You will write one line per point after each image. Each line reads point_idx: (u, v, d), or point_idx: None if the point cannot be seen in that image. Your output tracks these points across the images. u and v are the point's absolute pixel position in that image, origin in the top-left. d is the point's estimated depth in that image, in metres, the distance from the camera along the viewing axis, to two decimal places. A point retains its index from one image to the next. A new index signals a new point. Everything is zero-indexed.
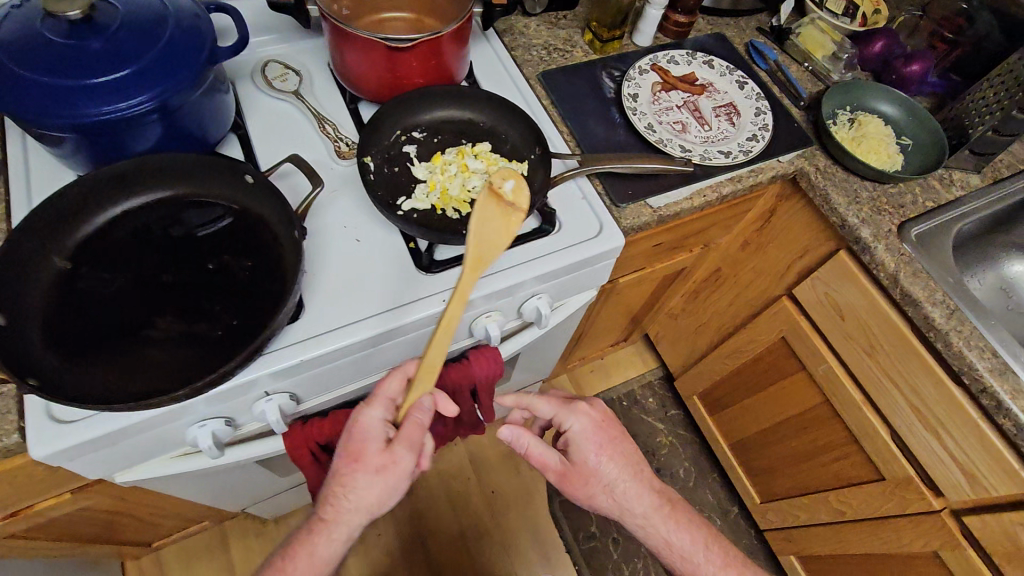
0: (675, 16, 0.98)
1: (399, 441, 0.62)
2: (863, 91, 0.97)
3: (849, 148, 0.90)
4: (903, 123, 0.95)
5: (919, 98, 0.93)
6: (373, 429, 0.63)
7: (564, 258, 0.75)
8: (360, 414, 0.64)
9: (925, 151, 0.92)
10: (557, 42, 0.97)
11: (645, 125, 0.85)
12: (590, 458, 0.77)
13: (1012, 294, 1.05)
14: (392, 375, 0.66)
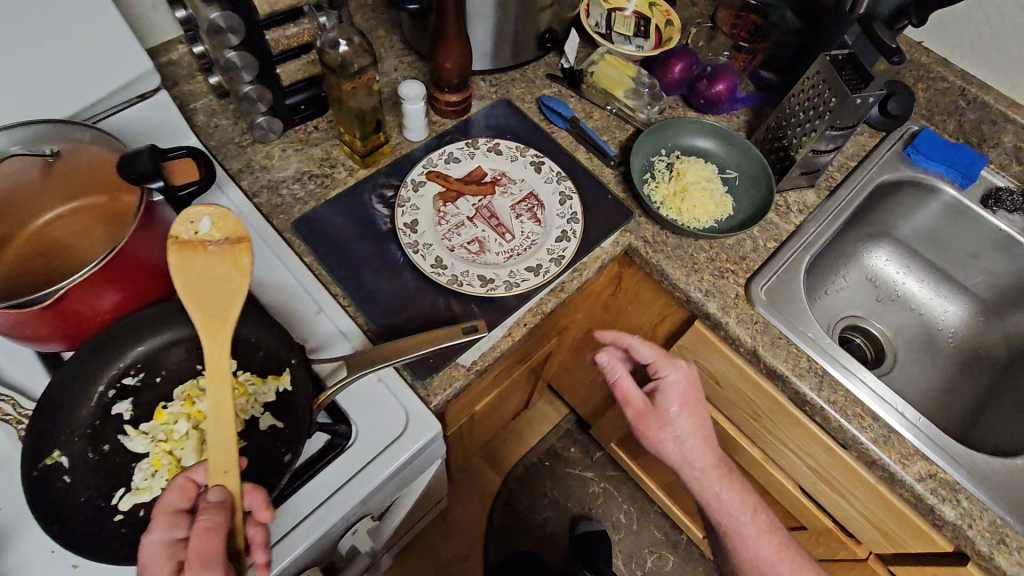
0: (444, 96, 0.82)
1: (189, 565, 0.43)
2: (675, 128, 0.86)
3: (671, 211, 0.79)
4: (725, 154, 0.85)
5: (734, 125, 0.83)
6: (160, 560, 0.44)
7: (368, 483, 0.59)
8: (139, 548, 0.45)
9: (756, 183, 0.82)
10: (313, 168, 0.79)
11: (433, 263, 0.69)
12: (670, 408, 0.71)
13: (877, 284, 0.99)
14: (170, 487, 0.48)
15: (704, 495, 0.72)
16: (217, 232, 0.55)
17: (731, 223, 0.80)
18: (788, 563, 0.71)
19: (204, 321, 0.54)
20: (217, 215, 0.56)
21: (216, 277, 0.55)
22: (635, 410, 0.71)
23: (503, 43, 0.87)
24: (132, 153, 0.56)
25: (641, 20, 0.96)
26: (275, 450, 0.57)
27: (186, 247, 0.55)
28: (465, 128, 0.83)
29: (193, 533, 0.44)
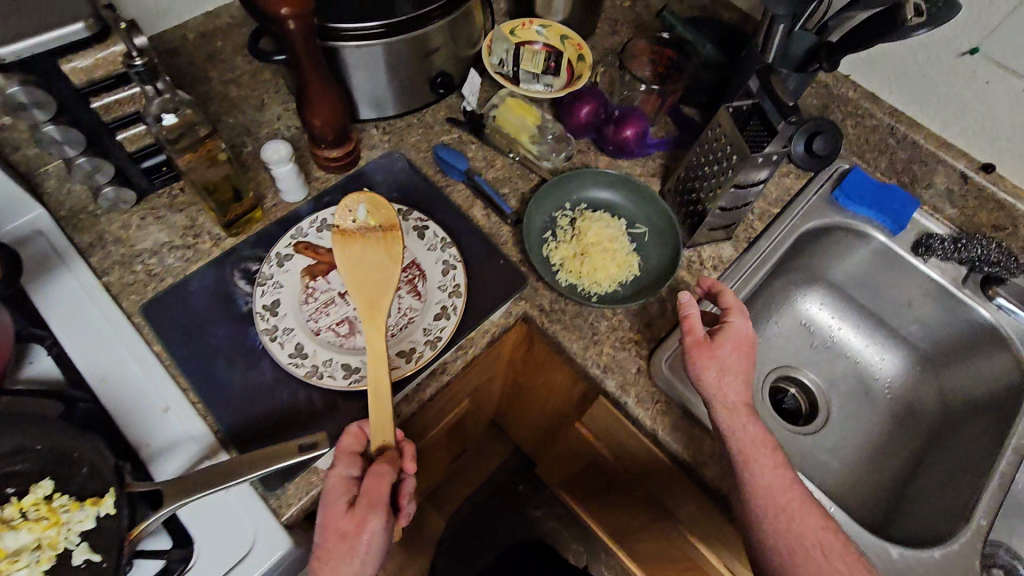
0: (324, 152, 0.75)
1: (360, 506, 0.50)
2: (580, 180, 0.79)
3: (570, 275, 0.73)
4: (634, 208, 0.79)
5: (641, 178, 0.77)
6: (339, 491, 0.52)
7: None
8: (334, 473, 0.53)
9: (665, 241, 0.76)
10: (175, 237, 0.72)
11: (293, 351, 0.63)
12: (722, 345, 0.64)
13: (811, 330, 0.93)
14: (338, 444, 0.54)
15: (737, 431, 0.60)
16: (373, 220, 0.65)
17: (636, 287, 0.74)
18: (799, 507, 0.57)
19: (364, 304, 0.62)
20: (370, 203, 0.66)
21: (374, 263, 0.64)
22: (691, 332, 0.65)
23: (390, 90, 0.80)
24: None
25: (552, 54, 0.89)
26: None
27: (342, 237, 0.64)
28: (348, 187, 0.77)
29: (368, 479, 0.51)
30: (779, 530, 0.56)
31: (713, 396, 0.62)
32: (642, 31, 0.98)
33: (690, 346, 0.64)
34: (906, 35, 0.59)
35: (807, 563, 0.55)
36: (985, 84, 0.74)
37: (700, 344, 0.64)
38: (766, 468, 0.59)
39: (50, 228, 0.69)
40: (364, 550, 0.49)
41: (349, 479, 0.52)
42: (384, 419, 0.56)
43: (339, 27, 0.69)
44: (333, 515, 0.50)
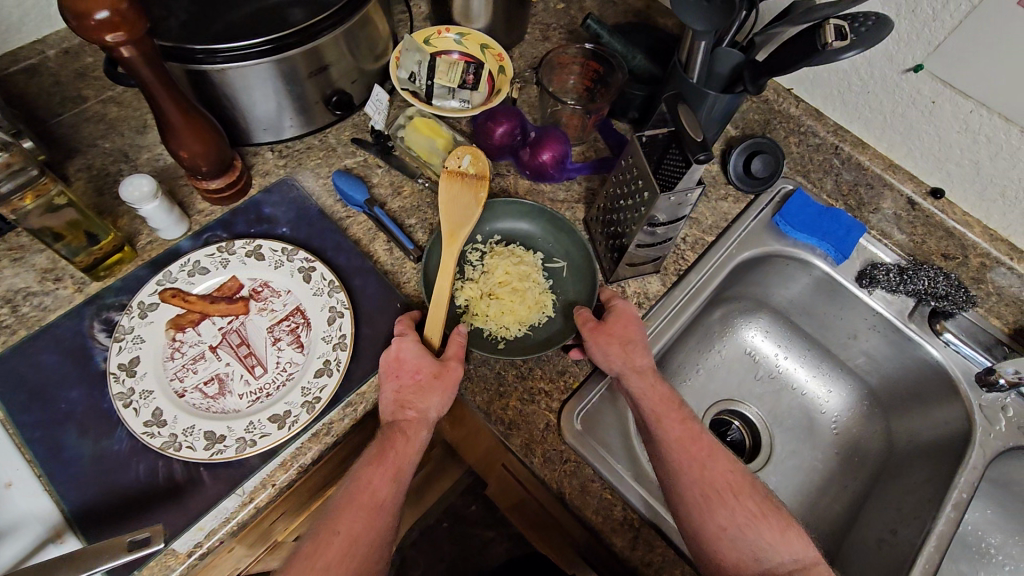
0: (204, 183, 0.68)
1: (452, 357, 0.59)
2: (492, 211, 0.73)
3: (476, 319, 0.67)
4: (551, 241, 0.73)
5: (556, 207, 0.71)
6: (416, 352, 0.58)
7: None
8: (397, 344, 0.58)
9: (582, 277, 0.70)
10: (32, 283, 0.65)
11: (149, 418, 0.56)
12: (618, 323, 0.61)
13: (754, 360, 0.87)
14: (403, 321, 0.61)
15: (645, 394, 0.57)
16: (472, 167, 0.66)
17: (547, 331, 0.67)
18: (709, 454, 0.56)
19: (448, 235, 0.64)
20: (474, 153, 0.66)
21: (464, 206, 0.65)
22: (584, 320, 0.61)
23: (282, 110, 0.72)
24: None
25: (470, 66, 0.82)
26: None
27: (453, 175, 0.65)
28: (235, 221, 0.70)
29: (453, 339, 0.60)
30: (695, 481, 0.54)
31: (619, 369, 0.59)
32: (574, 39, 0.91)
33: (589, 331, 0.60)
34: (830, 60, 0.55)
35: (724, 510, 0.52)
36: (931, 103, 0.69)
37: (598, 326, 0.60)
38: (675, 423, 0.57)
39: None
40: (432, 390, 0.56)
41: (418, 343, 0.59)
42: (438, 319, 0.60)
43: (212, 48, 0.60)
44: (404, 370, 0.57)
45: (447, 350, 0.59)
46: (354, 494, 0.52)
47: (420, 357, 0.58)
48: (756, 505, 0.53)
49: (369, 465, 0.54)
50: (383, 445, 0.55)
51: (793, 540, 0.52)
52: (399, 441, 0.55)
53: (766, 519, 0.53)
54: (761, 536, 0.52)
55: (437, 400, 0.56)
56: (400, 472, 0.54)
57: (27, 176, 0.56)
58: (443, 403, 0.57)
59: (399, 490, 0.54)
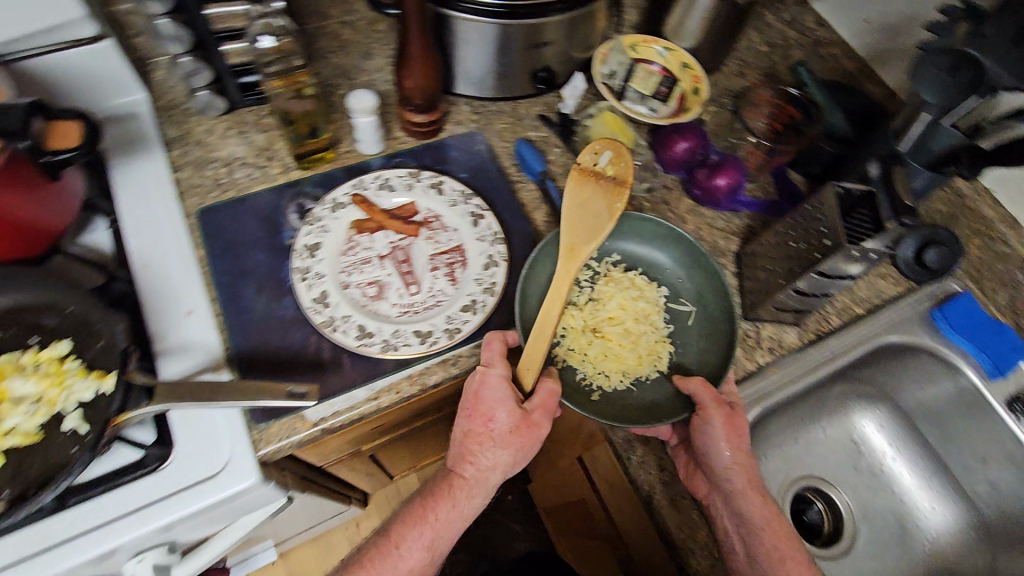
0: (410, 115, 0.74)
1: (539, 410, 0.59)
2: (621, 231, 0.72)
3: (580, 350, 0.65)
4: (680, 277, 0.70)
5: (696, 243, 0.67)
6: (499, 394, 0.59)
7: (170, 513, 0.54)
8: (483, 377, 0.59)
9: (709, 336, 0.66)
10: (249, 155, 0.74)
11: (317, 296, 0.62)
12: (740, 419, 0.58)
13: (859, 450, 0.83)
14: (493, 337, 0.60)
15: (760, 518, 0.56)
16: (611, 169, 0.65)
17: (651, 390, 0.65)
18: None
19: (568, 246, 0.63)
20: (616, 153, 0.65)
21: (594, 212, 0.64)
22: (715, 400, 0.57)
23: (493, 70, 0.78)
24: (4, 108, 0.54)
25: (667, 80, 0.85)
26: (65, 454, 0.52)
27: (590, 175, 0.65)
28: (424, 155, 0.76)
29: (543, 388, 0.59)
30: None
31: (737, 481, 0.56)
32: (772, 79, 0.91)
33: (721, 416, 0.57)
34: None
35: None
36: None
37: (730, 417, 0.57)
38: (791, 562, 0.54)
39: (143, 112, 0.74)
40: (503, 444, 0.59)
41: (505, 381, 0.59)
42: (536, 353, 0.59)
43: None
44: (479, 412, 0.59)
45: (534, 398, 0.59)
46: (383, 551, 0.61)
47: (498, 408, 0.59)
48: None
49: (405, 526, 0.62)
50: (430, 499, 0.62)
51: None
52: (446, 501, 0.62)
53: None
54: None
55: (505, 456, 0.60)
56: (457, 516, 0.62)
57: (288, 65, 0.65)
58: (516, 452, 0.60)
59: (431, 556, 0.61)
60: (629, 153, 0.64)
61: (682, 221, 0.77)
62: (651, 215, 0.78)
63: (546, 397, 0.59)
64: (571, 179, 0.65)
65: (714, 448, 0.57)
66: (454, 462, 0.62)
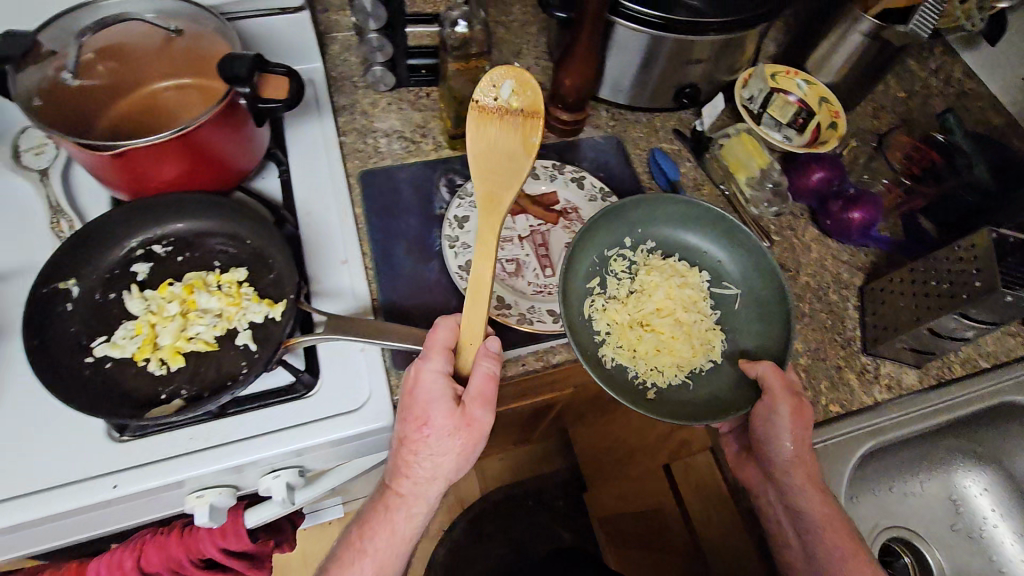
0: (557, 112, 0.79)
1: (474, 400, 0.54)
2: (656, 218, 0.72)
3: (632, 345, 0.65)
4: (722, 258, 0.71)
5: (736, 220, 0.68)
6: (437, 389, 0.55)
7: (313, 436, 0.59)
8: (419, 370, 0.55)
9: (761, 318, 0.67)
10: (406, 130, 0.79)
11: (462, 264, 0.67)
12: (804, 411, 0.61)
13: (958, 510, 0.80)
14: (444, 324, 0.57)
15: (813, 509, 0.62)
16: (515, 101, 0.62)
17: (709, 382, 0.65)
18: None
19: (486, 195, 0.62)
20: (517, 83, 0.63)
21: (505, 152, 0.63)
22: (785, 390, 0.59)
23: (640, 81, 0.81)
24: (232, 55, 0.60)
25: (802, 112, 0.86)
26: (235, 368, 0.58)
27: (484, 115, 0.63)
28: (564, 152, 0.81)
29: (478, 375, 0.55)
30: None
31: (796, 473, 0.62)
32: (909, 125, 0.90)
33: (794, 409, 0.60)
34: None
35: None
36: None
37: (799, 408, 0.60)
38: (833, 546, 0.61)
39: (320, 80, 0.80)
40: (444, 445, 0.55)
41: (443, 374, 0.55)
42: (477, 322, 0.57)
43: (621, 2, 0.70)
44: (416, 407, 0.55)
45: (470, 388, 0.55)
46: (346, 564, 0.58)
47: (432, 406, 0.54)
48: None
49: (365, 541, 0.59)
50: (378, 512, 0.59)
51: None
52: (391, 512, 0.58)
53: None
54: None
55: (447, 457, 0.56)
56: (397, 537, 0.59)
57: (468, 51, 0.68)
58: (460, 450, 0.56)
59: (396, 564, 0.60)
60: (532, 78, 0.62)
61: (807, 249, 0.78)
62: (776, 239, 0.79)
63: (483, 385, 0.55)
64: (471, 119, 0.63)
65: (777, 438, 0.61)
66: (393, 471, 0.58)
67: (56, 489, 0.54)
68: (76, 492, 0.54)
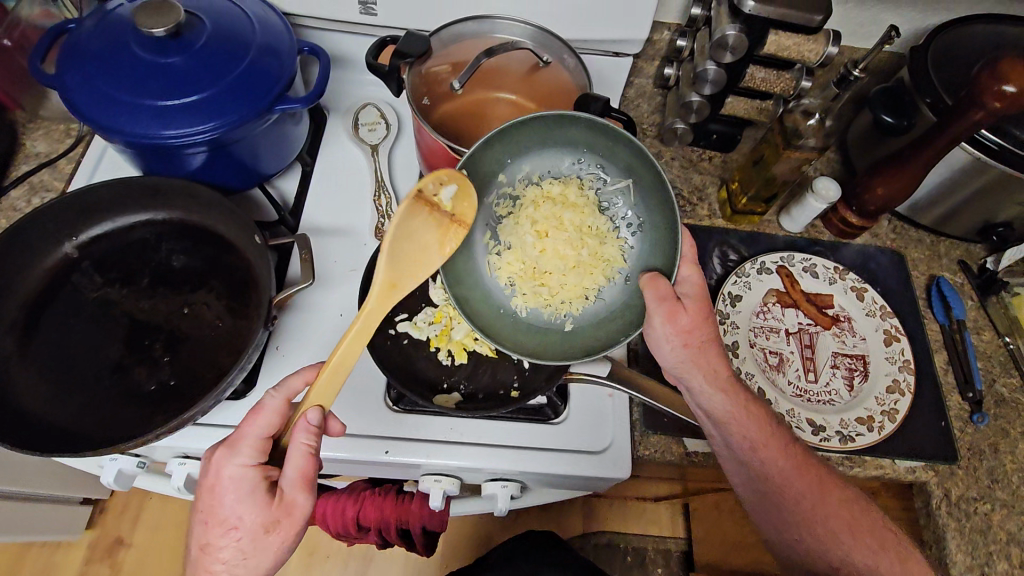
0: (846, 213, 0.76)
1: (292, 486, 0.50)
2: (515, 145, 0.62)
3: (532, 284, 0.63)
4: (599, 158, 0.62)
5: (592, 116, 0.57)
6: (248, 482, 0.50)
7: (557, 466, 0.61)
8: (218, 465, 0.50)
9: (655, 210, 0.61)
10: (684, 189, 0.80)
11: (729, 343, 0.67)
12: (688, 317, 0.58)
13: None
14: (258, 411, 0.52)
15: (725, 414, 0.57)
16: (454, 206, 0.58)
17: (617, 292, 0.63)
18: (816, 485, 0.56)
19: (387, 282, 0.57)
20: (464, 191, 0.57)
21: (420, 241, 0.57)
22: (659, 294, 0.57)
23: (946, 205, 0.76)
24: (590, 95, 0.63)
25: None
26: (509, 380, 0.63)
27: (424, 205, 0.57)
28: (839, 252, 0.77)
29: (293, 458, 0.50)
30: (800, 517, 0.55)
31: (692, 377, 0.59)
32: None
33: (667, 323, 0.58)
34: None
35: (835, 545, 0.54)
36: None
37: (672, 311, 0.57)
38: (759, 441, 0.57)
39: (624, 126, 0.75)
40: (252, 547, 0.49)
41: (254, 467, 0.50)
42: (331, 382, 0.53)
43: (982, 133, 0.65)
44: (222, 506, 0.49)
45: (292, 477, 0.50)
46: None
47: (238, 502, 0.49)
48: (870, 525, 0.55)
49: None
50: None
51: (880, 561, 0.53)
52: None
53: (859, 536, 0.54)
54: (852, 551, 0.53)
55: (266, 554, 0.50)
56: None
57: (802, 144, 0.65)
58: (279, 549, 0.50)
59: None
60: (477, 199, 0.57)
61: None
62: None
63: (302, 468, 0.50)
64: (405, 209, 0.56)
65: (660, 344, 0.59)
66: None
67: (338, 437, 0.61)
68: (353, 447, 0.60)
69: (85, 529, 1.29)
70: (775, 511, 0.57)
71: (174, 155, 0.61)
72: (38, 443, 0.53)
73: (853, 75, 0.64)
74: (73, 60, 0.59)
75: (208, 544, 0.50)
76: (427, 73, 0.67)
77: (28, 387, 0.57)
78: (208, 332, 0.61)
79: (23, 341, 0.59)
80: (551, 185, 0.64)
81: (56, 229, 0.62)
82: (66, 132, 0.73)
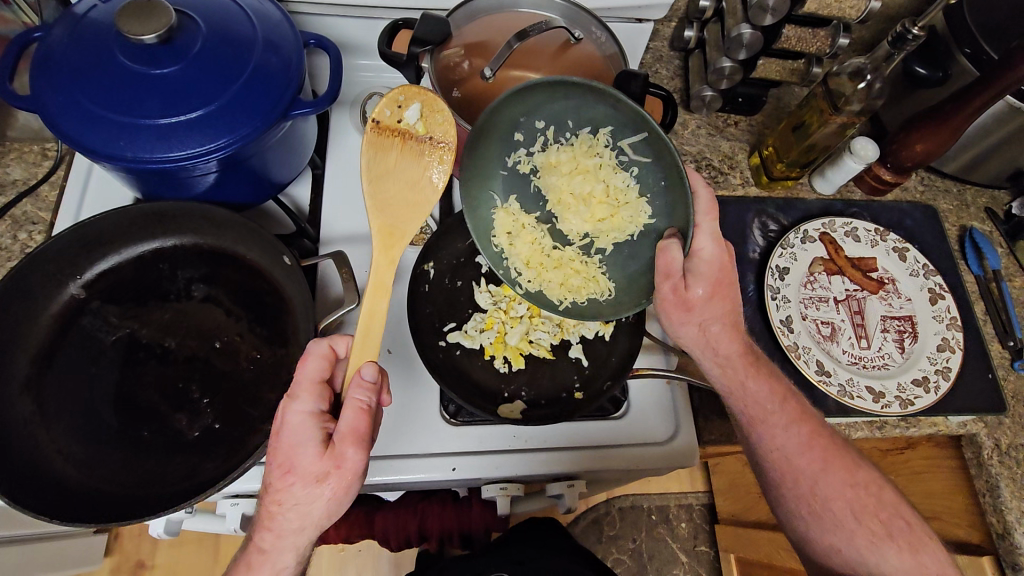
0: (879, 170, 0.75)
1: (342, 436, 0.43)
2: (524, 104, 0.53)
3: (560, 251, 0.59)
4: (613, 111, 0.51)
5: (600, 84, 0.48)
6: (305, 426, 0.44)
7: (626, 461, 0.60)
8: (281, 409, 0.45)
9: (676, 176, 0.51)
10: (714, 158, 0.77)
11: (782, 318, 0.66)
12: (697, 291, 0.53)
13: None
14: (310, 353, 0.46)
15: (735, 389, 0.56)
16: (421, 127, 0.55)
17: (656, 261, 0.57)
18: (820, 468, 0.53)
19: (388, 227, 0.55)
20: (425, 105, 0.55)
21: (407, 179, 0.56)
22: (664, 272, 0.51)
23: (976, 155, 0.75)
24: (629, 71, 0.57)
25: None
26: (570, 381, 0.61)
27: (385, 132, 0.55)
28: (873, 212, 0.76)
29: (344, 407, 0.43)
30: (802, 497, 0.54)
31: (700, 357, 0.57)
32: None
33: (671, 301, 0.54)
34: None
35: (836, 530, 0.52)
36: None
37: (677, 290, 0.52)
38: (772, 424, 0.55)
39: None
40: (307, 495, 0.43)
41: (309, 413, 0.45)
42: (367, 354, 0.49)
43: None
44: (278, 447, 0.44)
45: (341, 425, 0.43)
46: None
47: (295, 446, 0.43)
48: (880, 511, 0.52)
49: None
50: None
51: (885, 549, 0.50)
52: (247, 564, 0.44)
53: (865, 522, 0.52)
54: (852, 534, 0.51)
55: (318, 507, 0.44)
56: None
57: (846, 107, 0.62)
58: (332, 500, 0.44)
59: None
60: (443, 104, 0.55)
61: None
62: None
63: (357, 422, 0.43)
64: (369, 140, 0.55)
65: (672, 326, 0.56)
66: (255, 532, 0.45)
67: (400, 458, 0.58)
68: (419, 468, 0.57)
69: (103, 557, 1.24)
70: (782, 491, 0.55)
71: (180, 177, 0.55)
72: (85, 509, 0.49)
73: (913, 32, 0.60)
74: (49, 77, 0.51)
75: (269, 488, 0.44)
76: (443, 60, 0.61)
77: (59, 449, 0.52)
78: (246, 367, 0.56)
79: (40, 400, 0.53)
80: (567, 144, 0.55)
81: (56, 272, 0.56)
82: (41, 154, 0.66)
